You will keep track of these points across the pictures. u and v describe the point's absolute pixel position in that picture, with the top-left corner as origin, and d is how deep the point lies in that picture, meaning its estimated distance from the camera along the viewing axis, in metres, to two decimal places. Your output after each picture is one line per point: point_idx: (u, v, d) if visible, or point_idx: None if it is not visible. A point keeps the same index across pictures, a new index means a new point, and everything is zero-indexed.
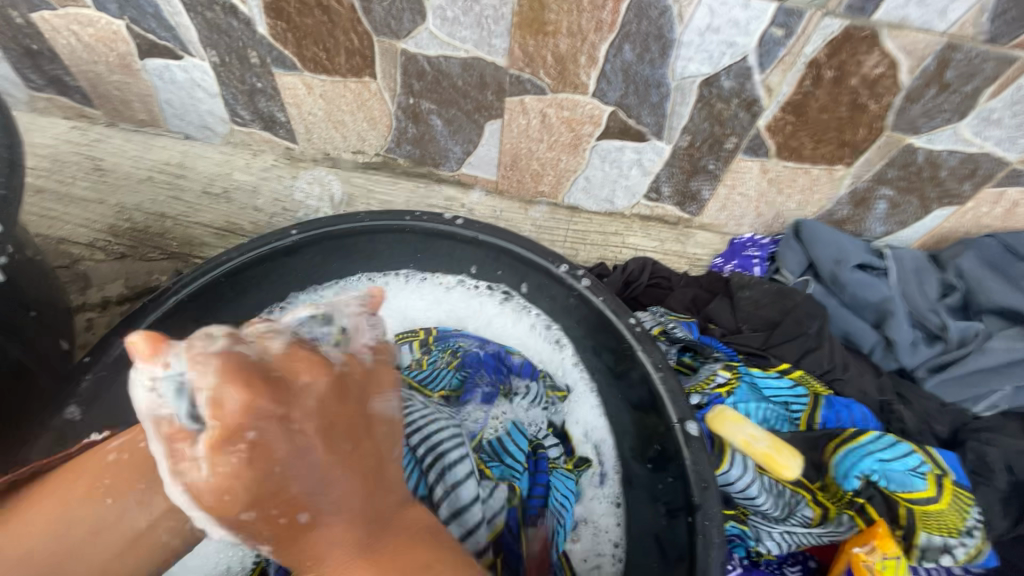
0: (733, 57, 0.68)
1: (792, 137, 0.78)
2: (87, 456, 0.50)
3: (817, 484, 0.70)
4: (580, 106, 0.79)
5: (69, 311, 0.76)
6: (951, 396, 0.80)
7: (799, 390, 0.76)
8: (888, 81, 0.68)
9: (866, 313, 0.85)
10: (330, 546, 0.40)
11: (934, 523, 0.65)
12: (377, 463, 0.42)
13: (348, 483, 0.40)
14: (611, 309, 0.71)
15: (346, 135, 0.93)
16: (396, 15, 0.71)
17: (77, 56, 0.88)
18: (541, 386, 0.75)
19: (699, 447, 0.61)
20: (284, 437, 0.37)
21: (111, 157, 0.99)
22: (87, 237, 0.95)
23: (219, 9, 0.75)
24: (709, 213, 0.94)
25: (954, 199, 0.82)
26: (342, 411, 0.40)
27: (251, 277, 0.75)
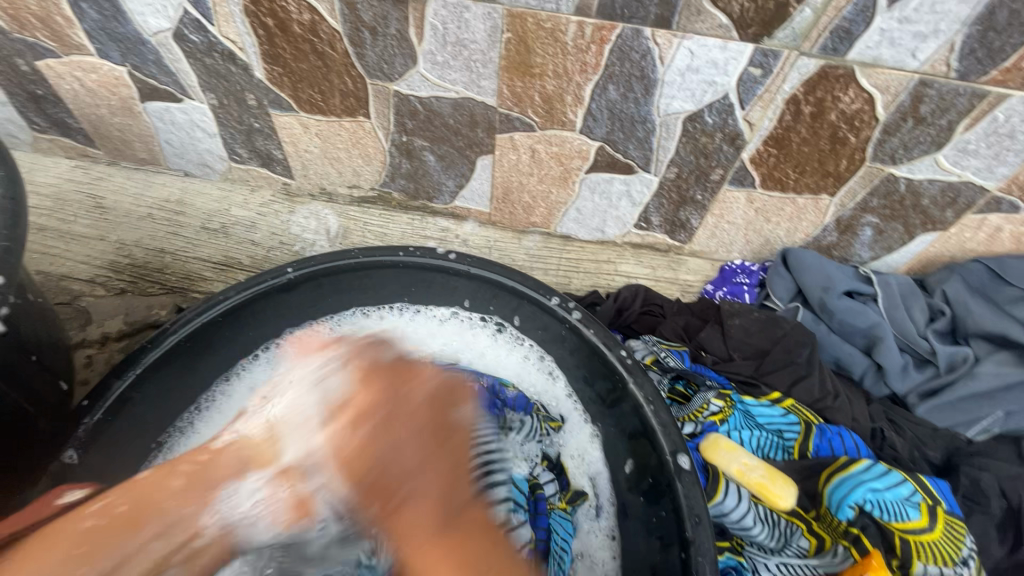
0: (714, 94, 0.71)
1: (776, 168, 0.80)
2: (61, 521, 0.47)
3: (812, 514, 0.71)
4: (569, 142, 0.81)
5: (69, 350, 0.77)
6: (942, 421, 0.80)
7: (791, 417, 0.77)
8: (866, 116, 0.70)
9: (855, 339, 0.86)
10: (416, 516, 0.51)
11: (930, 554, 0.64)
12: (454, 467, 0.54)
13: (428, 479, 0.52)
14: (601, 340, 0.72)
15: (341, 170, 0.95)
16: (388, 59, 0.74)
17: (80, 100, 0.91)
18: (535, 419, 0.77)
19: (690, 481, 0.61)
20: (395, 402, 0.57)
21: (112, 195, 1.02)
22: (88, 273, 0.96)
23: (218, 56, 0.78)
24: (699, 241, 0.96)
25: (937, 226, 0.84)
26: (436, 417, 0.57)
27: (248, 316, 0.76)
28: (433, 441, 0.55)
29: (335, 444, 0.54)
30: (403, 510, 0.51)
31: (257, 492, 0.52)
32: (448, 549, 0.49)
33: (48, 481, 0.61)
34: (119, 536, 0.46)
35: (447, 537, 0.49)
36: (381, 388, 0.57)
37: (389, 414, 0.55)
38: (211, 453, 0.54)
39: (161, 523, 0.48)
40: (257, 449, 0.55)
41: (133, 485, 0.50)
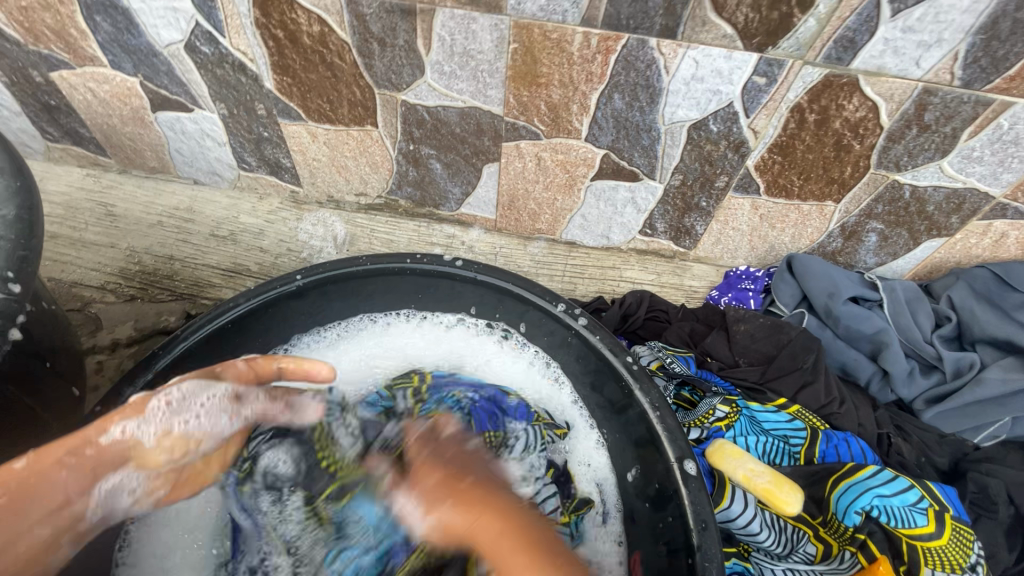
0: (719, 103, 0.71)
1: (780, 175, 0.80)
2: None
3: (819, 520, 0.71)
4: (574, 150, 0.82)
5: (81, 356, 0.78)
6: (950, 427, 0.80)
7: (797, 423, 0.77)
8: (870, 124, 0.71)
9: (861, 345, 0.86)
10: None
11: (938, 560, 0.64)
12: (490, 514, 0.52)
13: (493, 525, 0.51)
14: (607, 346, 0.73)
15: (349, 178, 0.96)
16: (396, 70, 0.75)
17: (93, 110, 0.92)
18: (532, 430, 0.74)
19: (697, 486, 0.62)
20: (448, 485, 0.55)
21: (123, 203, 1.03)
22: (99, 280, 0.97)
23: (228, 66, 0.79)
24: (704, 247, 0.96)
25: (942, 232, 0.84)
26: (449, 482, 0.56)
27: (259, 322, 0.77)
28: (458, 492, 0.54)
29: (457, 492, 0.54)
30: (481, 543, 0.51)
31: (132, 487, 0.58)
32: (519, 544, 0.50)
33: None
34: (9, 517, 0.49)
35: (514, 540, 0.51)
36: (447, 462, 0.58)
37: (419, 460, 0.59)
38: (99, 448, 0.55)
39: (47, 505, 0.52)
40: (139, 452, 0.57)
41: (10, 474, 0.50)
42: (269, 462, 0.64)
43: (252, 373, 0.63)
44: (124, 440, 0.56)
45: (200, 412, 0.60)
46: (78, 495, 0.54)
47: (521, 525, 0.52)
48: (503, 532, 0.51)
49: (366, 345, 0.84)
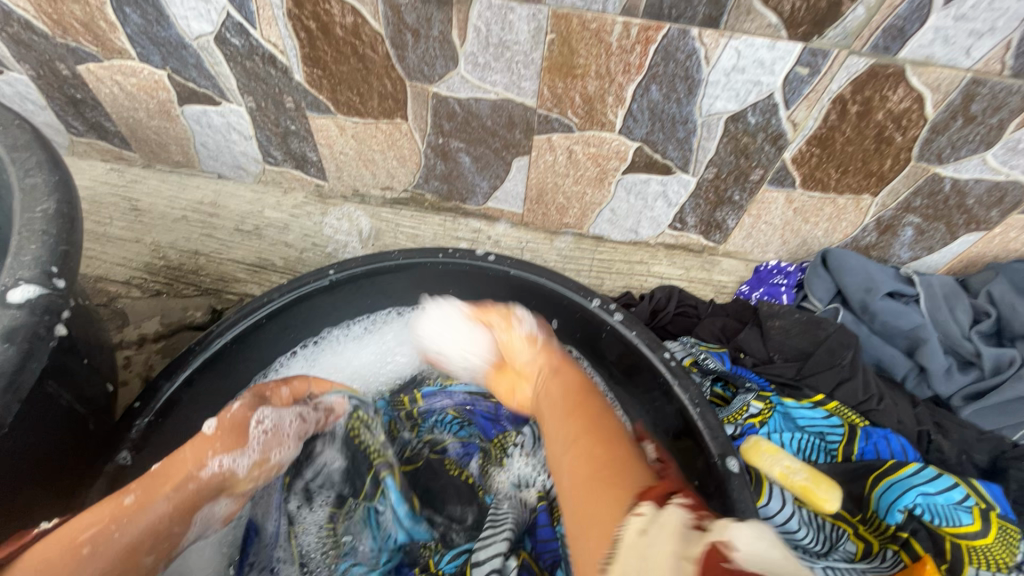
0: (759, 94, 0.70)
1: (818, 168, 0.79)
2: (59, 531, 0.51)
3: (858, 517, 0.71)
4: (607, 143, 0.81)
5: (112, 351, 0.78)
6: (989, 424, 0.80)
7: (834, 420, 0.76)
8: (914, 115, 0.69)
9: (898, 341, 0.85)
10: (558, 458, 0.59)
11: (984, 558, 0.64)
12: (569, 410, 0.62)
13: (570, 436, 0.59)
14: (644, 342, 0.72)
15: (375, 172, 0.96)
16: (429, 61, 0.74)
17: (119, 104, 0.92)
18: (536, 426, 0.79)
19: (740, 483, 0.61)
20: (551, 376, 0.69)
21: (147, 198, 1.02)
22: (124, 275, 0.97)
23: (258, 59, 0.78)
24: (734, 241, 0.95)
25: (981, 225, 0.83)
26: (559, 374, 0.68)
27: (289, 315, 0.76)
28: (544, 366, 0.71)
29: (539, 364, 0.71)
30: (546, 397, 0.67)
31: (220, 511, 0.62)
32: (570, 409, 0.62)
33: (105, 481, 0.63)
34: (124, 557, 0.53)
35: (564, 405, 0.63)
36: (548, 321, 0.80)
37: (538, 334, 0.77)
38: (200, 483, 0.59)
39: (152, 538, 0.55)
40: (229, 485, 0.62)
41: (121, 509, 0.54)
42: (321, 462, 0.75)
43: (292, 400, 0.69)
44: (219, 474, 0.60)
45: (289, 443, 0.67)
46: (178, 526, 0.57)
47: (584, 397, 0.64)
48: (564, 394, 0.65)
49: (392, 337, 0.85)
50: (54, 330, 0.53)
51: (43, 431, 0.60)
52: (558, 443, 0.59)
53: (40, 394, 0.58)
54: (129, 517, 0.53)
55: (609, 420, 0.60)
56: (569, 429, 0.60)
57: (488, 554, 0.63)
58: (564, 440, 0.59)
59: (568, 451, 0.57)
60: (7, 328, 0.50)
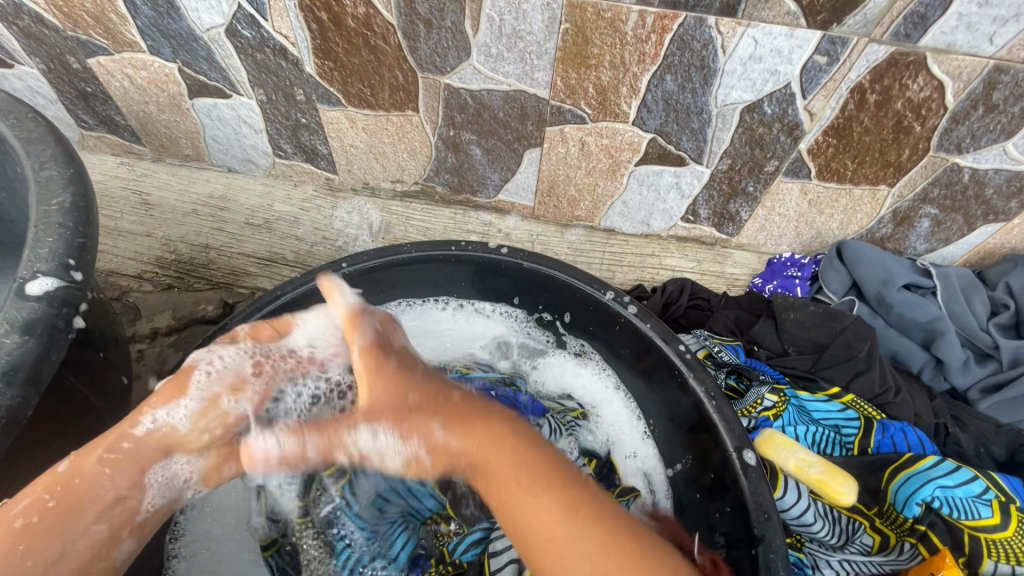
0: (775, 84, 0.69)
1: (833, 159, 0.78)
2: None
3: (874, 511, 0.70)
4: (620, 134, 0.80)
5: (126, 344, 0.78)
6: (1006, 417, 0.79)
7: (850, 413, 0.76)
8: (934, 104, 0.68)
9: (914, 333, 0.84)
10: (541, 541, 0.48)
11: (1003, 552, 0.62)
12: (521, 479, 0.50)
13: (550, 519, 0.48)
14: (658, 334, 0.71)
15: (386, 165, 0.95)
16: (441, 52, 0.73)
17: (129, 97, 0.91)
18: (553, 419, 0.76)
19: (757, 476, 0.60)
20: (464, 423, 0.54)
21: (158, 191, 1.03)
22: (136, 269, 0.97)
23: (269, 51, 0.78)
24: (747, 233, 0.94)
25: (1000, 216, 0.82)
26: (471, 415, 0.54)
27: None
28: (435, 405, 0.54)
29: (442, 408, 0.54)
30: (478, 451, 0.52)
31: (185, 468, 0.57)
32: (523, 470, 0.50)
33: None
34: (61, 522, 0.49)
35: (510, 463, 0.51)
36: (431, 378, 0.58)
37: (411, 405, 0.54)
38: (135, 441, 0.54)
39: (98, 501, 0.51)
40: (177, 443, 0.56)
41: (54, 478, 0.50)
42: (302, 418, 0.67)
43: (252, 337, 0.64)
44: (157, 430, 0.55)
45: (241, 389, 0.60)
46: (127, 489, 0.52)
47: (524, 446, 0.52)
48: (501, 451, 0.51)
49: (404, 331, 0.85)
50: (72, 322, 0.53)
51: (61, 424, 0.60)
52: (532, 516, 0.48)
53: (58, 387, 0.58)
54: (68, 480, 0.50)
55: (555, 462, 0.52)
56: (539, 499, 0.48)
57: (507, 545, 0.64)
58: (544, 516, 0.48)
59: (553, 524, 0.47)
60: (25, 321, 0.50)
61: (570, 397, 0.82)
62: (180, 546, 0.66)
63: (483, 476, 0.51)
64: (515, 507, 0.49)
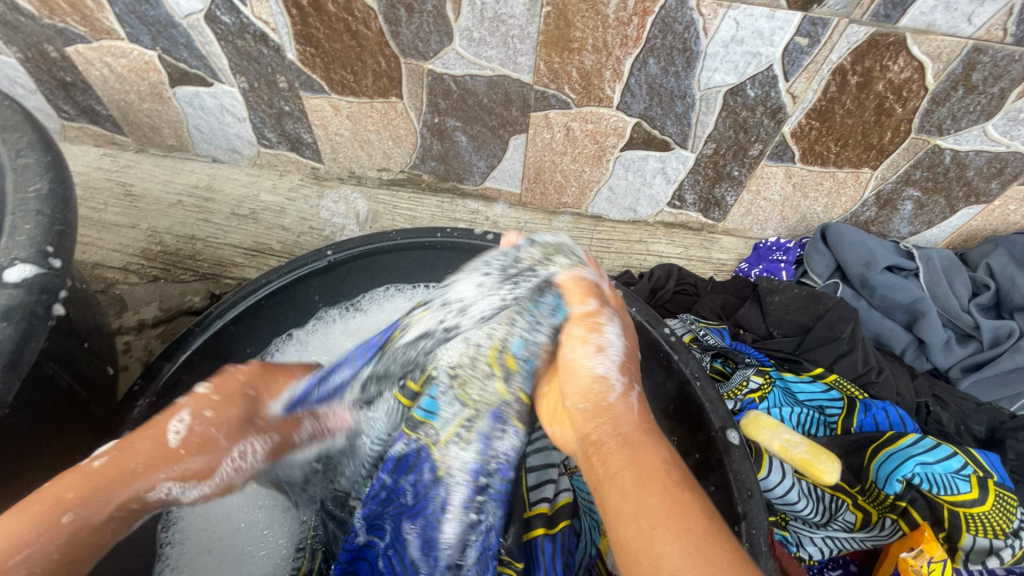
0: (758, 66, 0.69)
1: (817, 142, 0.78)
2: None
3: (857, 488, 0.71)
4: (604, 119, 0.80)
5: (111, 335, 0.78)
6: (986, 395, 0.80)
7: (833, 393, 0.77)
8: (914, 85, 0.68)
9: (896, 315, 0.85)
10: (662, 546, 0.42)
11: (980, 525, 0.65)
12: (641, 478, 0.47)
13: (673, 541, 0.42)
14: (644, 318, 0.72)
15: (371, 153, 0.95)
16: (423, 37, 0.73)
17: (109, 86, 0.90)
18: None
19: (741, 455, 0.61)
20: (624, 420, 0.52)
21: (142, 182, 1.02)
22: (121, 261, 0.96)
23: (250, 37, 0.77)
24: (733, 218, 0.95)
25: (981, 198, 0.82)
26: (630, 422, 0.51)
27: (289, 298, 0.76)
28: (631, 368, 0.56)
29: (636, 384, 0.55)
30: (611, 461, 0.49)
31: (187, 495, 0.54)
32: (643, 466, 0.47)
33: None
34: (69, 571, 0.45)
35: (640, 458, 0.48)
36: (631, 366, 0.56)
37: (627, 361, 0.56)
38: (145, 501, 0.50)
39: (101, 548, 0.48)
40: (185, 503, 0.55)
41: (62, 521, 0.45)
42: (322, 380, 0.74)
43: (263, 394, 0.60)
44: (168, 498, 0.53)
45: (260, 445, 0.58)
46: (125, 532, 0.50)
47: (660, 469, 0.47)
48: (646, 440, 0.50)
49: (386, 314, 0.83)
50: (52, 310, 0.53)
51: (43, 413, 0.60)
52: (644, 507, 0.44)
53: (40, 375, 0.58)
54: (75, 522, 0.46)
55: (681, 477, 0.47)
56: (654, 499, 0.44)
57: (537, 483, 0.69)
58: (661, 513, 0.44)
59: (671, 525, 0.43)
60: (3, 308, 0.50)
61: None
62: (174, 535, 0.67)
63: (619, 458, 0.49)
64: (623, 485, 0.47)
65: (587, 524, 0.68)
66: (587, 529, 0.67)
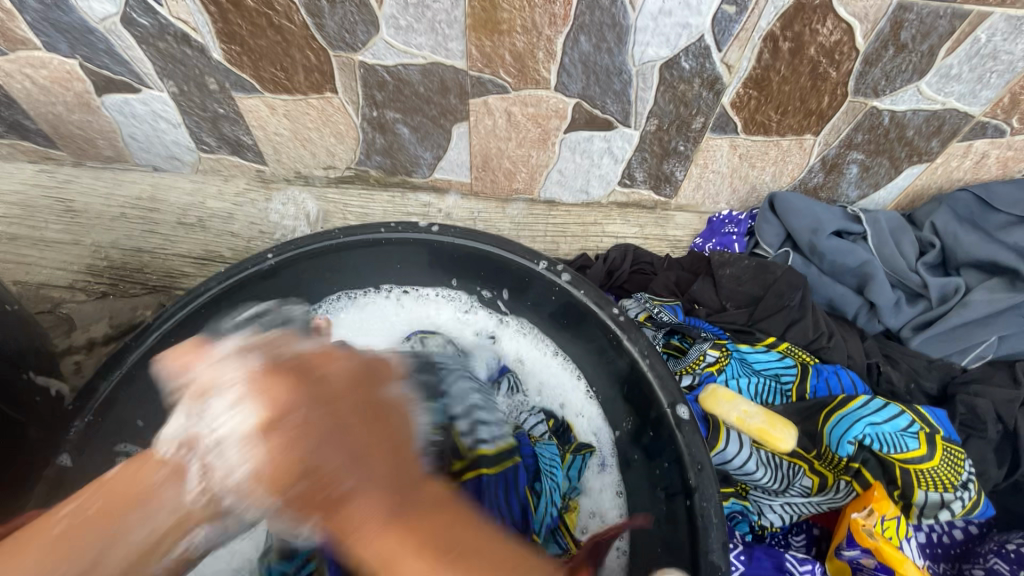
0: (689, 38, 0.68)
1: (757, 111, 0.78)
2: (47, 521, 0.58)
3: (813, 454, 0.71)
4: (544, 101, 0.79)
5: (53, 355, 0.76)
6: (937, 352, 0.81)
7: (787, 361, 0.77)
8: (845, 47, 0.68)
9: (847, 279, 0.87)
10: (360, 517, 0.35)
11: (931, 481, 0.66)
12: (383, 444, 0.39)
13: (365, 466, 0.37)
14: (593, 301, 0.71)
15: (314, 151, 0.93)
16: (349, 28, 0.71)
17: (34, 99, 0.87)
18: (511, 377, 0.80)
19: (691, 430, 0.61)
20: (323, 421, 0.38)
21: (82, 197, 0.98)
22: (67, 279, 0.93)
23: (171, 39, 0.74)
24: (685, 194, 0.94)
25: (923, 157, 0.83)
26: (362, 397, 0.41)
27: (234, 307, 0.74)
28: (368, 423, 0.40)
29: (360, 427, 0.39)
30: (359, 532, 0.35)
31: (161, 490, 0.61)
32: (421, 550, 0.34)
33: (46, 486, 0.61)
34: None
35: (410, 548, 0.34)
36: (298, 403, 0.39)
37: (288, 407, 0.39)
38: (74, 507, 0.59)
39: None
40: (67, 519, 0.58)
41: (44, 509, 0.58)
42: None
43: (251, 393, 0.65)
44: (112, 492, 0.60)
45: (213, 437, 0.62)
46: None
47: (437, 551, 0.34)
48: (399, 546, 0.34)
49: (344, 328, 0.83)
50: None
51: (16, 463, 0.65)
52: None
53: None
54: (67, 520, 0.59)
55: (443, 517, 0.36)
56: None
57: (471, 426, 0.64)
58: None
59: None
60: None
61: (517, 364, 0.83)
62: None
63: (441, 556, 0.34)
64: (377, 555, 0.34)
65: (548, 486, 0.66)
66: (548, 491, 0.65)
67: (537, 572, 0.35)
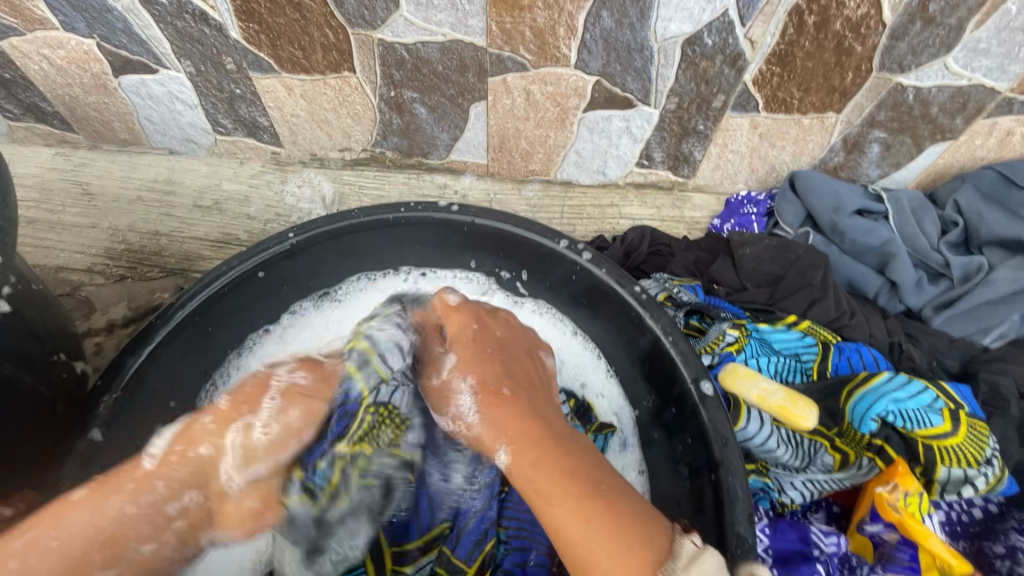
0: (713, 12, 0.67)
1: (779, 89, 0.77)
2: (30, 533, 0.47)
3: (835, 431, 0.70)
4: (564, 79, 0.78)
5: (76, 334, 0.77)
6: (958, 331, 0.81)
7: (808, 340, 0.77)
8: (872, 21, 0.67)
9: (867, 258, 0.86)
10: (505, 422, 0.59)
11: (955, 457, 0.66)
12: (534, 383, 0.64)
13: (525, 390, 0.62)
14: (614, 279, 0.71)
15: (331, 133, 0.93)
16: (369, 4, 0.70)
17: (51, 81, 0.87)
18: None
19: (715, 405, 0.61)
20: (488, 347, 0.66)
21: (98, 180, 0.99)
22: (85, 262, 0.93)
23: (189, 17, 0.74)
24: (703, 174, 0.94)
25: (946, 134, 0.82)
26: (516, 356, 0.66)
27: (258, 288, 0.75)
28: (522, 367, 0.66)
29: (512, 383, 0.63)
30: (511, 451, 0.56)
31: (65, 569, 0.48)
32: (557, 468, 0.53)
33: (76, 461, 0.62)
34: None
35: (546, 459, 0.54)
36: (495, 358, 0.65)
37: (473, 351, 0.65)
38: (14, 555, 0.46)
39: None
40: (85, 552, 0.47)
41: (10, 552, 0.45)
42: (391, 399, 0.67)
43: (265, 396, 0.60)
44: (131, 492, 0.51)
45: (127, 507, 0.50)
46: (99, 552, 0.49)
47: (577, 482, 0.51)
48: (538, 463, 0.54)
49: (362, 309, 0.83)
50: None
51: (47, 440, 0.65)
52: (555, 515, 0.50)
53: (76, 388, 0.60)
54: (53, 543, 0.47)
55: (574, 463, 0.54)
56: (572, 514, 0.49)
57: None
58: (553, 493, 0.51)
59: (568, 528, 0.49)
60: None
61: None
62: None
63: (573, 461, 0.54)
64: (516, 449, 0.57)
65: None
66: None
67: (641, 516, 0.49)
